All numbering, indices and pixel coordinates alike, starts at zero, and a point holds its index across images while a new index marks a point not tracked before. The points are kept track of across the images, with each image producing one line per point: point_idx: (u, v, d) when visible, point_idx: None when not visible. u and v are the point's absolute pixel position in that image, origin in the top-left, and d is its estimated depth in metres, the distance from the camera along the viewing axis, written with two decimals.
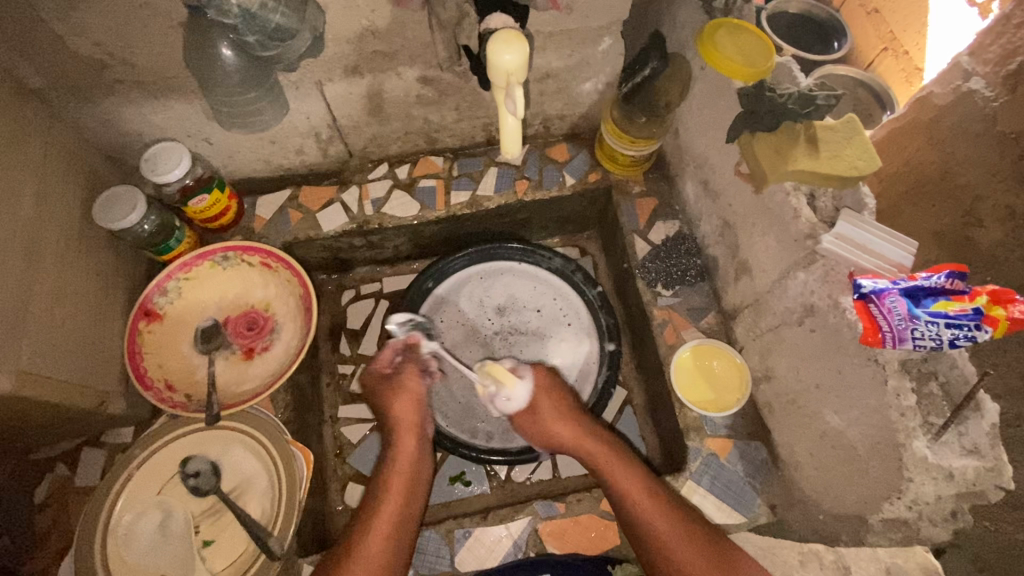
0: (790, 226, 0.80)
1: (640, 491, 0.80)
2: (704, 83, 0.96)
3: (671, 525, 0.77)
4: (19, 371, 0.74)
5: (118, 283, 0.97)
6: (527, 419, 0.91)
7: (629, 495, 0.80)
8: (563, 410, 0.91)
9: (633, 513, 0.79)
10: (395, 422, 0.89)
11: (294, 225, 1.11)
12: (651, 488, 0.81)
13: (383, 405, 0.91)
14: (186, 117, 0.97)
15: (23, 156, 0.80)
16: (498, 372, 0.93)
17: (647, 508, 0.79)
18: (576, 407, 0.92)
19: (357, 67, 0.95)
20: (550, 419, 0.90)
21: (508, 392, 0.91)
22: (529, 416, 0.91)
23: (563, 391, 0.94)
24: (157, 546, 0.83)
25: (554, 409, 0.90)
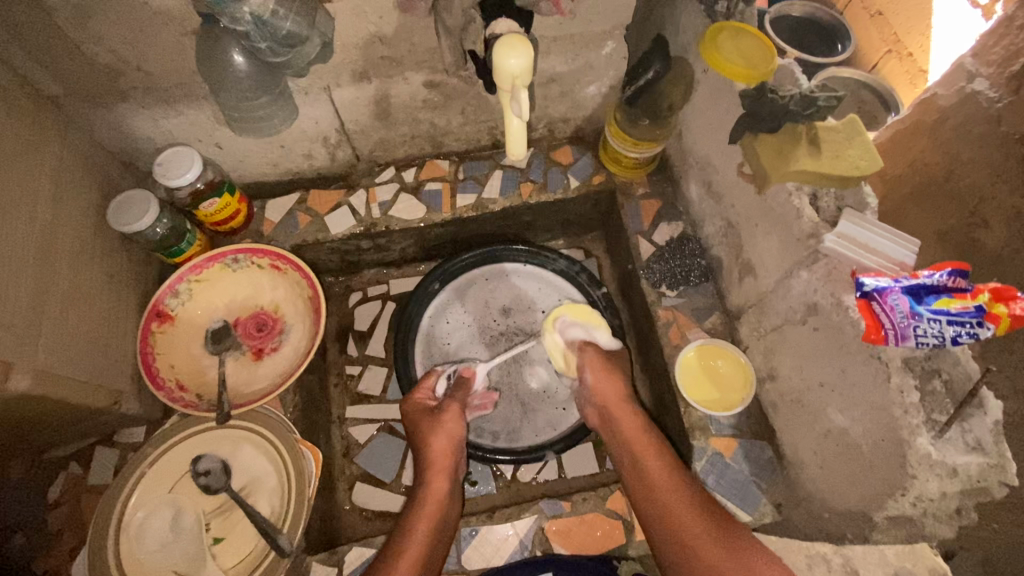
0: (793, 226, 0.81)
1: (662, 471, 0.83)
2: (706, 86, 0.97)
3: (684, 506, 0.78)
4: (35, 370, 0.75)
5: (131, 285, 0.99)
6: (596, 355, 0.97)
7: (646, 470, 0.84)
8: (609, 370, 0.95)
9: (649, 484, 0.82)
10: (428, 458, 0.89)
11: (302, 228, 1.13)
12: (666, 462, 0.84)
13: (421, 437, 0.91)
14: (198, 123, 0.99)
15: (40, 161, 0.83)
16: (586, 315, 1.04)
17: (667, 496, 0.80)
18: (618, 374, 0.96)
19: (364, 72, 0.97)
20: (589, 373, 0.95)
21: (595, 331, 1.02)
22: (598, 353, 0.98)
23: (619, 358, 0.99)
24: (168, 542, 0.84)
25: (602, 365, 0.96)
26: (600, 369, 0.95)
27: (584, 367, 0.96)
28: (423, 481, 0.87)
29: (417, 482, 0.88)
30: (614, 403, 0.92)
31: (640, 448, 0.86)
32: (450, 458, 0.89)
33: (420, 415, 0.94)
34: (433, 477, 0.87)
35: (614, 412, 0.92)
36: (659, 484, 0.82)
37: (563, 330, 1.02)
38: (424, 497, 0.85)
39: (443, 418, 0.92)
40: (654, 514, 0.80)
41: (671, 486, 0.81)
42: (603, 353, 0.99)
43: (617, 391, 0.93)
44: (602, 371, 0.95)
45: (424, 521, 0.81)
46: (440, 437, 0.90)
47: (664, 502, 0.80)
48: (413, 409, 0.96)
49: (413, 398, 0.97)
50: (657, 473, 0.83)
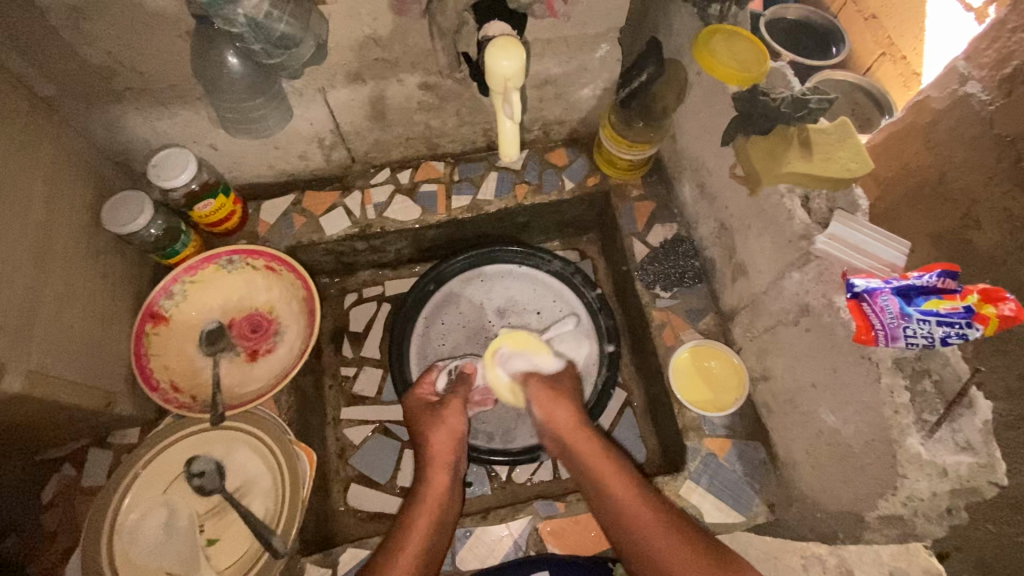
0: (785, 227, 0.82)
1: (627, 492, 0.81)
2: (699, 88, 0.98)
3: (658, 525, 0.77)
4: (29, 371, 0.75)
5: (126, 287, 0.99)
6: (541, 386, 0.96)
7: (611, 494, 0.82)
8: (557, 396, 0.94)
9: (615, 512, 0.80)
10: (428, 454, 0.89)
11: (298, 229, 1.13)
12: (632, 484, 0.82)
13: (421, 432, 0.92)
14: (193, 124, 0.99)
15: (33, 162, 0.83)
16: (523, 343, 1.04)
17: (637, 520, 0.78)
18: (569, 399, 0.95)
19: (360, 74, 0.97)
20: (537, 406, 0.94)
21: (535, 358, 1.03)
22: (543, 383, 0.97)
23: (565, 382, 0.98)
24: (162, 544, 0.84)
25: (550, 393, 0.95)
26: (547, 399, 0.94)
27: (533, 401, 0.95)
28: (423, 476, 0.88)
29: (418, 477, 0.89)
30: (569, 427, 0.91)
31: (603, 473, 0.84)
32: (450, 454, 0.90)
33: (421, 411, 0.95)
34: (433, 472, 0.88)
35: (570, 441, 0.90)
36: (629, 510, 0.79)
37: (500, 360, 1.03)
38: (424, 492, 0.85)
39: (443, 414, 0.93)
40: (628, 541, 0.78)
41: (642, 509, 0.79)
42: (548, 381, 0.98)
43: (570, 416, 0.92)
44: (551, 401, 0.94)
45: (424, 516, 0.82)
46: (439, 434, 0.91)
47: (636, 528, 0.78)
48: (414, 405, 0.96)
49: (414, 394, 0.97)
50: (623, 495, 0.81)
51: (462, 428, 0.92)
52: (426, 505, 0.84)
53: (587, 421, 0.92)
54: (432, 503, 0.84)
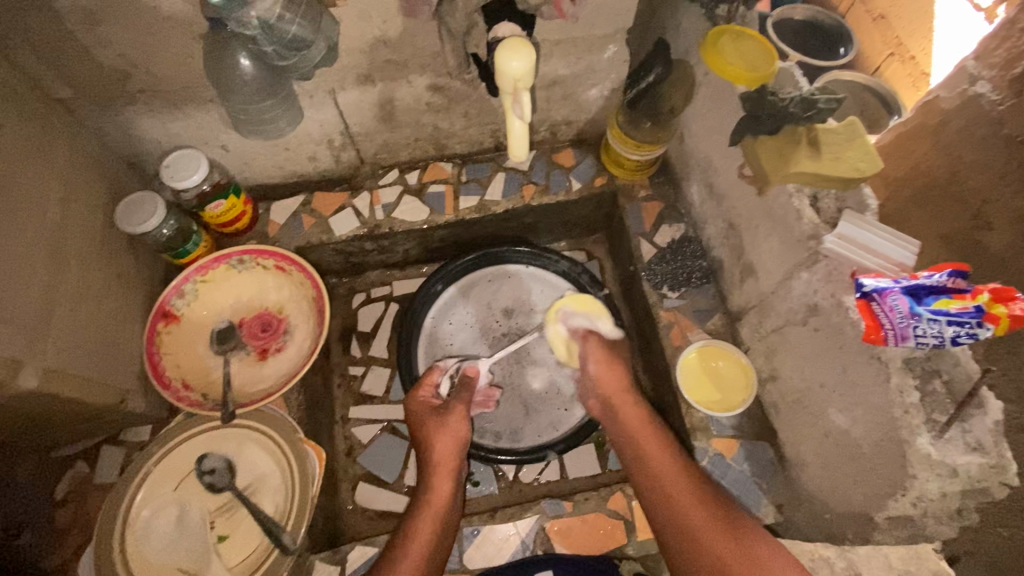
0: (793, 227, 0.82)
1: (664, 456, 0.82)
2: (707, 89, 0.98)
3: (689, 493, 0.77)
4: (45, 368, 0.77)
5: (138, 286, 1.00)
6: (598, 345, 0.98)
7: (649, 458, 0.82)
8: (608, 359, 0.96)
9: (653, 472, 0.81)
10: (433, 459, 0.89)
11: (307, 229, 1.14)
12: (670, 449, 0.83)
13: (425, 437, 0.92)
14: (205, 125, 1.01)
15: (49, 163, 0.84)
16: (588, 304, 1.05)
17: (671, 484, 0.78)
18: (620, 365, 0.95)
19: (369, 76, 0.98)
20: (591, 363, 0.96)
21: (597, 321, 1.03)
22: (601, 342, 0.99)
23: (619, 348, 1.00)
24: (173, 540, 0.85)
25: (603, 355, 0.96)
26: (601, 361, 0.96)
27: (587, 358, 0.97)
28: (425, 482, 0.87)
29: (421, 481, 0.88)
30: (614, 391, 0.92)
31: (644, 438, 0.85)
32: (453, 460, 0.89)
33: (426, 414, 0.94)
34: (438, 479, 0.87)
35: (616, 402, 0.91)
36: (663, 472, 0.80)
37: (562, 318, 1.04)
38: (427, 498, 0.85)
39: (447, 419, 0.92)
40: (658, 504, 0.78)
41: (679, 476, 0.79)
42: (604, 343, 0.99)
43: (619, 380, 0.93)
44: (605, 363, 0.95)
45: (428, 523, 0.81)
46: (445, 439, 0.90)
47: (668, 490, 0.78)
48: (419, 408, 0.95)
49: (417, 399, 0.97)
50: (661, 458, 0.81)
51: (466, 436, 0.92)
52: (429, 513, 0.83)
53: (634, 387, 0.92)
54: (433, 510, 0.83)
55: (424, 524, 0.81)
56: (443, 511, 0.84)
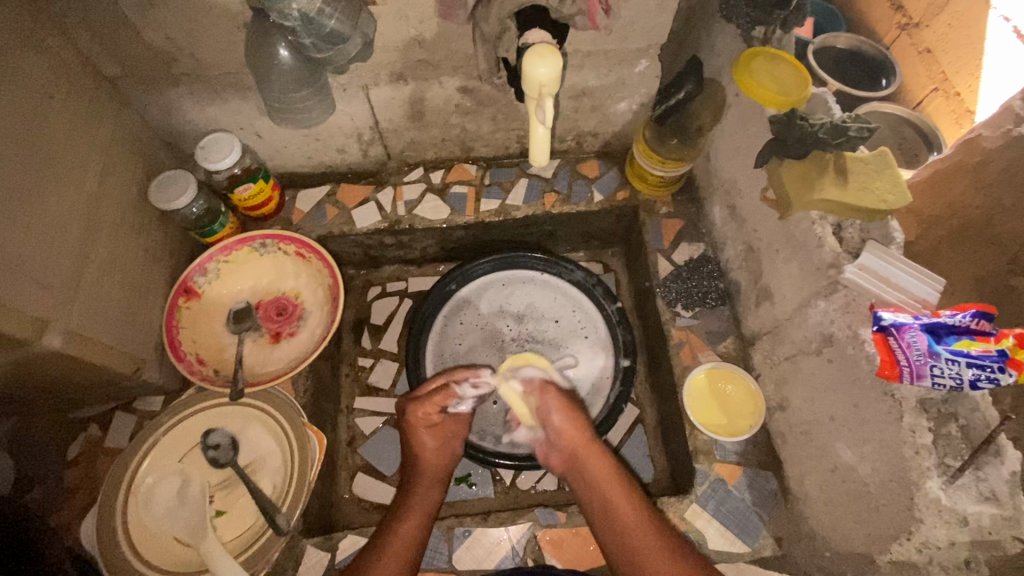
0: (814, 254, 0.80)
1: (625, 505, 0.80)
2: (736, 109, 0.97)
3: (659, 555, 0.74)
4: (69, 331, 0.80)
5: (164, 260, 1.03)
6: (559, 398, 0.93)
7: (613, 509, 0.80)
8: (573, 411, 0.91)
9: (621, 531, 0.78)
10: (421, 468, 0.90)
11: (330, 219, 1.16)
12: (631, 497, 0.80)
13: (414, 447, 0.92)
14: (241, 112, 1.04)
15: (91, 136, 0.88)
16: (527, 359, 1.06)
17: (629, 530, 0.77)
18: (583, 416, 0.92)
19: (402, 74, 0.99)
20: (554, 416, 0.91)
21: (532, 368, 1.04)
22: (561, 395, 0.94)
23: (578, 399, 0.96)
24: (174, 510, 0.87)
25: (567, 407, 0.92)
26: (565, 412, 0.91)
27: (550, 413, 0.92)
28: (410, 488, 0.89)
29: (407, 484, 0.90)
30: (579, 441, 0.87)
31: (608, 491, 0.82)
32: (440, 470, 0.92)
33: (422, 425, 0.93)
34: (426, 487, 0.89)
35: (582, 454, 0.86)
36: (632, 529, 0.77)
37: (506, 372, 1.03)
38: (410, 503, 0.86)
39: (440, 432, 0.94)
40: (622, 560, 0.76)
41: (645, 531, 0.77)
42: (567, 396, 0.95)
43: (577, 430, 0.89)
44: (565, 413, 0.91)
45: (410, 524, 0.82)
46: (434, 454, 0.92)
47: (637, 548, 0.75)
48: (416, 416, 0.93)
49: (417, 409, 0.93)
50: (623, 508, 0.80)
51: (455, 454, 0.95)
52: (413, 515, 0.84)
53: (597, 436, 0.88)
54: (416, 510, 0.85)
55: (406, 527, 0.82)
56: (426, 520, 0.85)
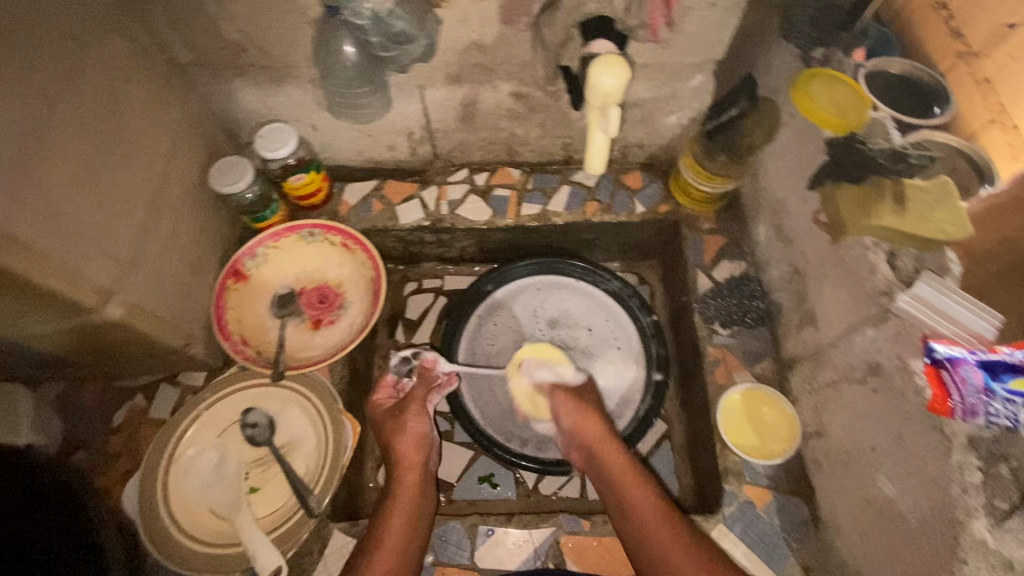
0: (865, 281, 0.79)
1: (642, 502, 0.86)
2: (791, 129, 0.95)
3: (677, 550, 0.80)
4: (130, 302, 0.84)
5: (217, 242, 1.07)
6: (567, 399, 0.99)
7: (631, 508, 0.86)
8: (581, 412, 0.97)
9: (640, 529, 0.84)
10: (396, 459, 0.94)
11: (374, 214, 1.19)
12: (649, 494, 0.87)
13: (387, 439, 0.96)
14: (300, 104, 1.07)
15: (162, 119, 0.92)
16: (548, 353, 1.09)
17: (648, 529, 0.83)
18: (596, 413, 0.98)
19: (458, 76, 1.02)
20: (566, 418, 0.97)
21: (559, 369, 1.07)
22: (572, 394, 1.01)
23: (590, 395, 1.02)
24: (211, 483, 0.91)
25: (576, 408, 0.98)
26: (573, 414, 0.97)
27: (560, 414, 0.98)
28: (393, 480, 0.93)
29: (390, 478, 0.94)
30: (596, 441, 0.95)
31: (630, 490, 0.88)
32: (417, 456, 0.95)
33: (386, 412, 0.99)
34: (404, 473, 0.93)
35: (599, 453, 0.94)
36: (650, 526, 0.83)
37: (525, 369, 1.07)
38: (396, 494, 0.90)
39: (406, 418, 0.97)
40: (642, 555, 0.82)
41: (662, 528, 0.83)
42: (576, 395, 1.01)
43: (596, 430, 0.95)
44: (576, 413, 0.97)
45: (395, 519, 0.86)
46: (405, 440, 0.95)
47: (654, 545, 0.81)
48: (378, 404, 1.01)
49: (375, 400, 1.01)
50: (643, 505, 0.86)
51: (423, 429, 0.97)
52: (396, 512, 0.87)
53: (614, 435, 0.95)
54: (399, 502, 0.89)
55: (393, 521, 0.86)
56: (411, 509, 0.88)
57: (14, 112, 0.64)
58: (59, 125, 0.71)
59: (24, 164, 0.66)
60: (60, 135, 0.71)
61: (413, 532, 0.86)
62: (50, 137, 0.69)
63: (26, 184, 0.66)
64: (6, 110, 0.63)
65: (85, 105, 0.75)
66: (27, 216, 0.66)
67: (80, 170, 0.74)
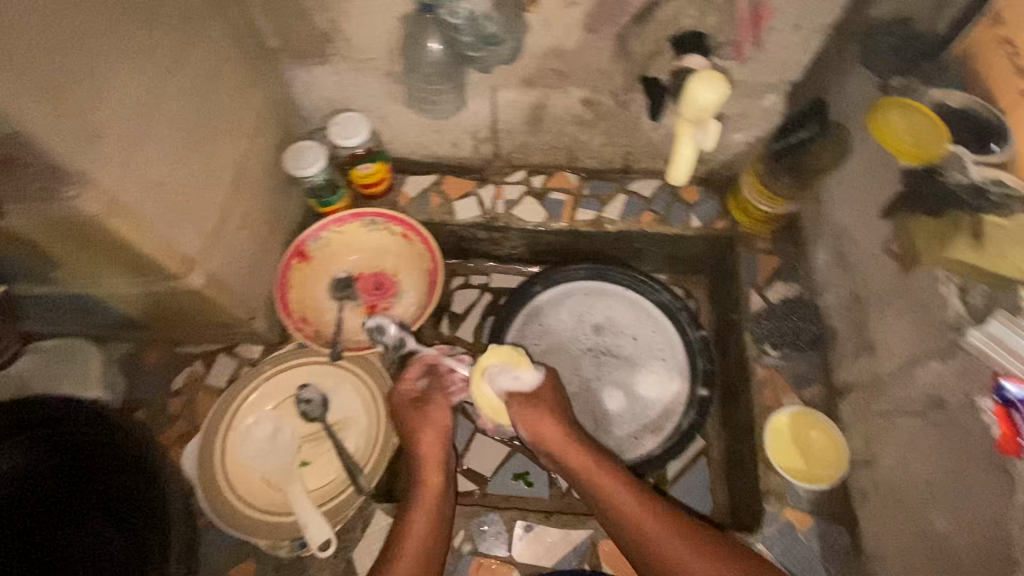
0: (934, 314, 0.78)
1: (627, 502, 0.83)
2: (863, 156, 0.94)
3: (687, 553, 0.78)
4: (209, 273, 0.88)
5: (284, 222, 1.11)
6: (527, 410, 0.89)
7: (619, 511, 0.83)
8: (540, 419, 0.89)
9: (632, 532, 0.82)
10: (419, 457, 0.89)
11: (432, 207, 1.21)
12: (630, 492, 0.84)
13: (410, 435, 0.91)
14: (374, 96, 1.10)
15: (249, 101, 0.96)
16: (509, 355, 0.90)
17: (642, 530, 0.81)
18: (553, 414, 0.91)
19: (532, 80, 1.04)
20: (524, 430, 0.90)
21: (520, 373, 0.90)
22: (529, 404, 0.90)
23: (545, 393, 0.93)
24: (266, 452, 0.95)
25: (534, 417, 0.89)
26: (532, 423, 0.89)
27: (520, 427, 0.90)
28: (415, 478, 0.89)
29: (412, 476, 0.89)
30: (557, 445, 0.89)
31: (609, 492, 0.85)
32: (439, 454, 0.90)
33: (406, 406, 0.92)
34: (429, 472, 0.88)
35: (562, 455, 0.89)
36: (643, 528, 0.81)
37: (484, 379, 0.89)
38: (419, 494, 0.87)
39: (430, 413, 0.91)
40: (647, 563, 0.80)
41: (661, 530, 0.80)
42: (531, 400, 0.91)
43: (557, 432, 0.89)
44: (535, 421, 0.89)
45: (419, 526, 0.83)
46: (430, 434, 0.90)
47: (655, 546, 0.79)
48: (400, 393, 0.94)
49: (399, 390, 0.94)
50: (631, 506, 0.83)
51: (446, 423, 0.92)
52: (420, 517, 0.84)
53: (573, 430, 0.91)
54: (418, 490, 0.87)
55: (417, 525, 0.83)
56: (435, 511, 0.85)
57: (135, 86, 0.69)
58: (170, 101, 0.75)
59: (137, 134, 0.70)
60: (169, 110, 0.75)
61: (436, 536, 0.84)
62: (161, 111, 0.74)
63: (137, 152, 0.70)
64: (130, 84, 0.68)
65: (190, 83, 0.80)
66: (135, 182, 0.70)
67: (182, 144, 0.78)
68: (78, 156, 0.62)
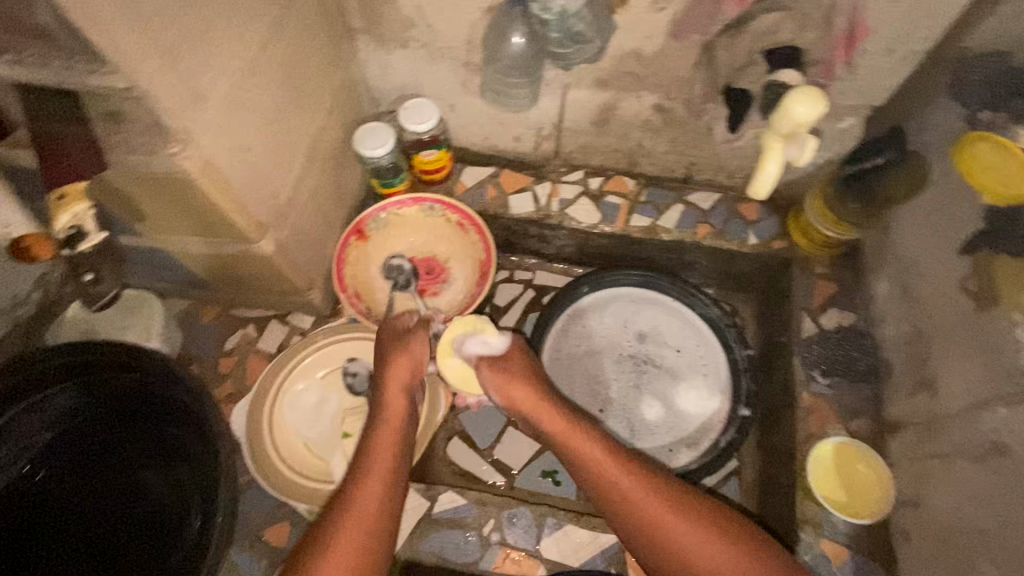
0: (1005, 358, 0.76)
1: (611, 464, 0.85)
2: (939, 189, 0.91)
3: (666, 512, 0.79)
4: (278, 240, 0.91)
5: (345, 199, 1.13)
6: (494, 373, 0.96)
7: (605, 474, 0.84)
8: (510, 379, 0.95)
9: (617, 492, 0.83)
10: (385, 389, 0.90)
11: (488, 199, 1.22)
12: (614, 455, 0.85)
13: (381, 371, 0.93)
14: (446, 84, 1.12)
15: (330, 78, 0.99)
16: (477, 324, 1.01)
17: (627, 491, 0.82)
18: (525, 373, 0.96)
19: (606, 81, 1.04)
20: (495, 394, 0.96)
21: (487, 338, 1.00)
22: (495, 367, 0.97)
23: (515, 356, 0.99)
24: (312, 419, 0.99)
25: (504, 378, 0.95)
26: (500, 383, 0.96)
27: (489, 390, 0.97)
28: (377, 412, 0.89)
29: (372, 412, 0.90)
30: (528, 405, 0.93)
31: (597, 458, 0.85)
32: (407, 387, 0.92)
33: (389, 344, 0.95)
34: (392, 403, 0.90)
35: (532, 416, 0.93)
36: (628, 490, 0.82)
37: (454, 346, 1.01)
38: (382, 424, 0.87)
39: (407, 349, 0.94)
40: (631, 525, 0.81)
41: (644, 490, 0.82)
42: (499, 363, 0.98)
43: (526, 394, 0.93)
44: (504, 382, 0.95)
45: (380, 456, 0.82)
46: (400, 369, 0.92)
47: (638, 507, 0.81)
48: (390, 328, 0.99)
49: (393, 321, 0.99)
50: (615, 471, 0.84)
51: (423, 358, 0.95)
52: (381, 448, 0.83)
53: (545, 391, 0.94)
54: (389, 434, 0.87)
55: (380, 454, 0.83)
56: (397, 440, 0.85)
57: (237, 53, 0.72)
58: (264, 70, 0.78)
59: (233, 100, 0.72)
60: (263, 80, 0.78)
61: (398, 465, 0.83)
62: (256, 80, 0.76)
63: (231, 116, 0.73)
64: (233, 51, 0.71)
65: (282, 55, 0.82)
66: (226, 146, 0.73)
67: (269, 113, 0.81)
68: (184, 114, 0.65)
